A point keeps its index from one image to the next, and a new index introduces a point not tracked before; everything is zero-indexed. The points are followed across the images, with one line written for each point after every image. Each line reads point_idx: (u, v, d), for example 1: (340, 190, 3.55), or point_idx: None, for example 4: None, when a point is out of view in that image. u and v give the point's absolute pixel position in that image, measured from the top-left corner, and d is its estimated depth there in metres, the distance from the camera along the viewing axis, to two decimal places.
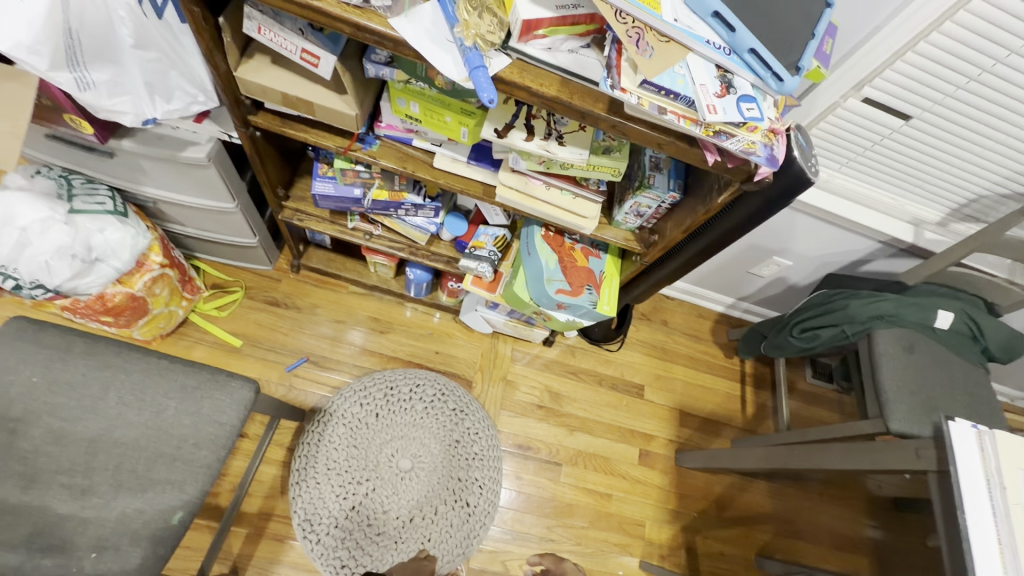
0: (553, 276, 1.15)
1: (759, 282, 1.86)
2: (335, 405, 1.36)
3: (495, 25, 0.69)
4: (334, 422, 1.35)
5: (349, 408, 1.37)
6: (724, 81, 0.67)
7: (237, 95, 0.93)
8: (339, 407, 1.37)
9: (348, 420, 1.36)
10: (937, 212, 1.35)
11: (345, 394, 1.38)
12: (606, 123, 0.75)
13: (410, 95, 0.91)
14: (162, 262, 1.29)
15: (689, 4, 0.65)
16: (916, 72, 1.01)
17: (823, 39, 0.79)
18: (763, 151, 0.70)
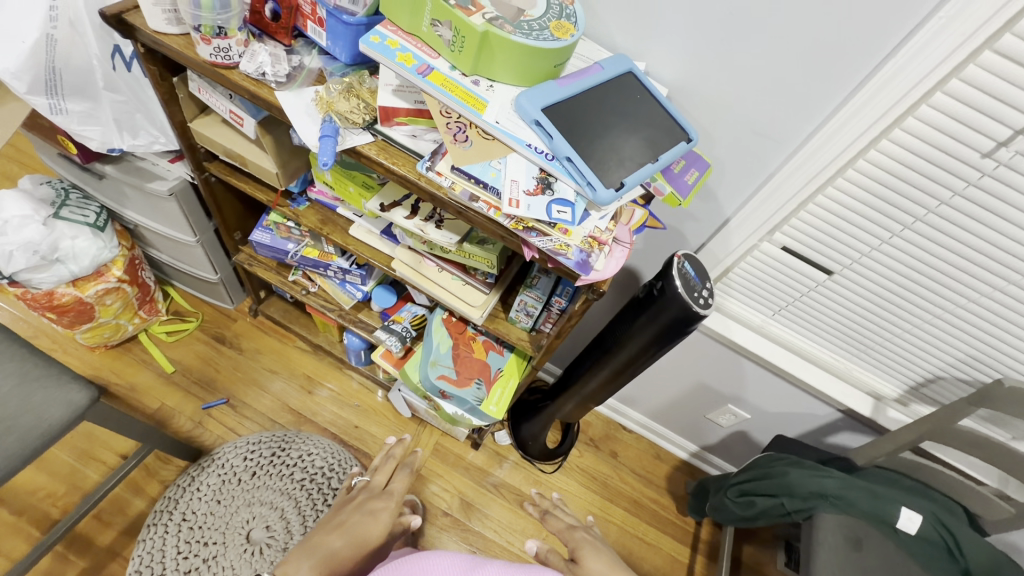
0: (440, 360, 1.13)
1: (719, 432, 1.68)
2: (220, 451, 1.32)
3: (360, 108, 0.78)
4: (212, 469, 1.30)
5: (232, 459, 1.32)
6: (542, 182, 0.69)
7: (193, 143, 1.08)
8: (223, 455, 1.32)
9: (225, 471, 1.30)
10: (894, 386, 1.19)
11: (235, 444, 1.35)
12: (453, 208, 0.74)
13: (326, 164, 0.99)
14: (121, 277, 1.42)
15: (516, 112, 0.70)
16: (820, 225, 0.96)
17: (687, 170, 0.82)
18: (576, 255, 0.70)
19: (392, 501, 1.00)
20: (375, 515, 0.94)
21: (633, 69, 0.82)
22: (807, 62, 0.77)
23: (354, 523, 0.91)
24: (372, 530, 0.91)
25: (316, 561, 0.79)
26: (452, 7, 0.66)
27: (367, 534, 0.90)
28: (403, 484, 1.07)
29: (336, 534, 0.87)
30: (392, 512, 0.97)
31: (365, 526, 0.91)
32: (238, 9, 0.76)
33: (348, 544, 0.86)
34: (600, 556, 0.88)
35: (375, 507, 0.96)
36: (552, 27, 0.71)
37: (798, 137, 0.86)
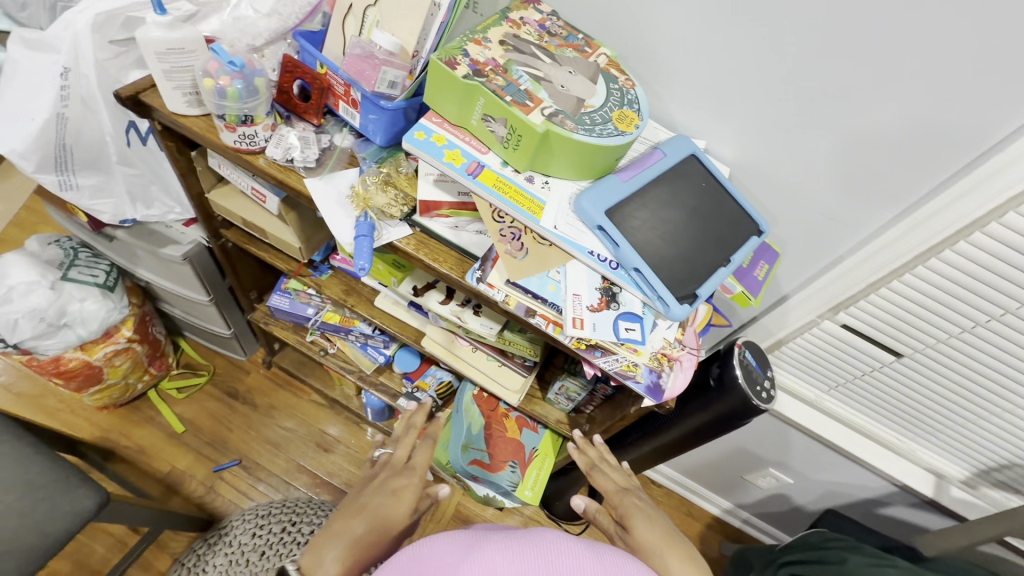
0: (472, 443, 1.05)
1: (757, 493, 1.58)
2: (232, 525, 1.26)
3: (398, 199, 0.71)
4: (222, 547, 1.23)
5: (242, 534, 1.24)
6: (607, 293, 0.62)
7: (210, 212, 1.02)
8: (234, 529, 1.26)
9: (234, 550, 1.22)
10: (961, 469, 1.10)
11: (247, 516, 1.28)
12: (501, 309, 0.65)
13: None
14: (130, 337, 1.36)
15: (575, 215, 0.63)
16: (892, 309, 0.88)
17: (757, 263, 0.74)
18: (647, 377, 0.63)
19: (417, 477, 0.71)
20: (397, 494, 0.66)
21: (696, 152, 0.73)
22: (894, 150, 0.71)
23: (376, 502, 0.64)
24: (399, 515, 0.64)
25: (342, 557, 0.56)
26: (508, 105, 0.59)
27: (391, 521, 0.62)
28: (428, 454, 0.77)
29: (357, 520, 0.61)
30: (417, 489, 0.69)
31: (389, 508, 0.64)
32: (265, 94, 0.70)
33: (372, 534, 0.60)
34: (656, 525, 0.66)
35: (400, 486, 0.68)
36: (616, 119, 0.64)
37: (874, 223, 0.80)
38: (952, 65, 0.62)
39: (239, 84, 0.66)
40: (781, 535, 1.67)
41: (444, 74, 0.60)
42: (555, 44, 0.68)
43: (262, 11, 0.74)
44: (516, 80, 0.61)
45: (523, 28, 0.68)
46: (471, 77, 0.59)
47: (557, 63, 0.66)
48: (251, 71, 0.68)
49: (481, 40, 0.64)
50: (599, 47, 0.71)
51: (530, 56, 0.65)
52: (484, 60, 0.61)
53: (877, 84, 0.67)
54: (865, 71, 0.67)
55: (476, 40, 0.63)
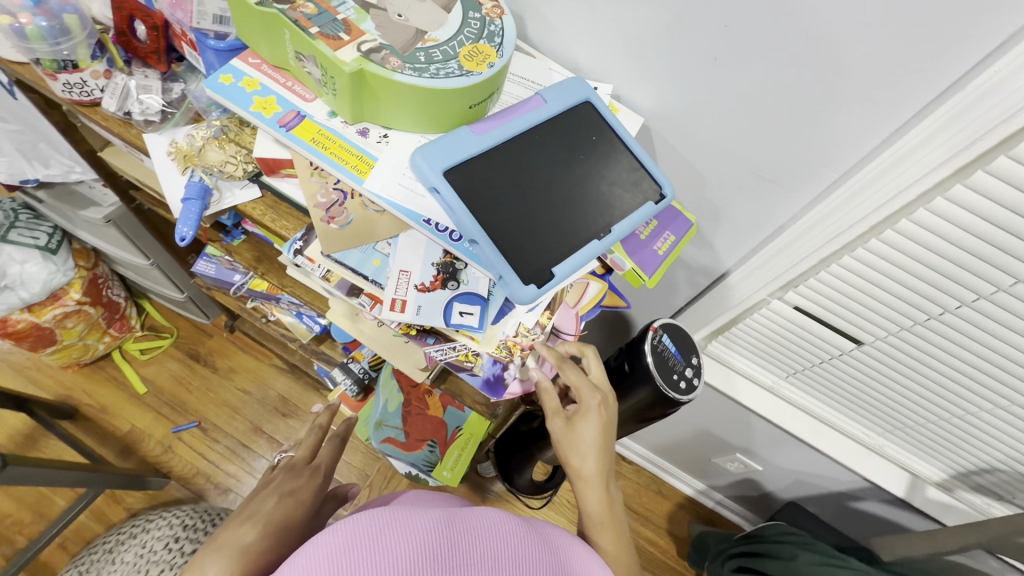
0: (386, 421, 1.01)
1: (727, 477, 1.49)
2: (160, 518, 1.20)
3: (241, 157, 0.62)
4: (140, 536, 1.17)
5: (163, 530, 1.16)
6: (445, 270, 0.52)
7: (113, 173, 0.97)
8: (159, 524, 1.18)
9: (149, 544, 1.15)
10: (935, 469, 0.97)
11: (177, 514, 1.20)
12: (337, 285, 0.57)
13: None
14: (80, 300, 1.36)
15: (412, 175, 0.53)
16: (846, 290, 0.74)
17: (660, 235, 0.63)
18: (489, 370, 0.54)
19: (295, 501, 0.58)
20: (282, 500, 0.57)
21: (588, 98, 0.61)
22: (828, 96, 0.57)
23: (258, 516, 0.54)
24: (292, 527, 0.55)
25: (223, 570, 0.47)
26: (312, 38, 0.48)
27: (290, 523, 0.55)
28: (312, 486, 0.63)
29: (243, 529, 0.51)
30: (297, 511, 0.57)
31: (281, 518, 0.55)
32: (85, 32, 0.60)
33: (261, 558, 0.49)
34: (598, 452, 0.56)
35: (298, 487, 0.61)
36: (463, 55, 0.52)
37: (819, 186, 0.66)
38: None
39: (41, 23, 0.57)
40: (756, 520, 1.57)
41: (239, 1, 0.49)
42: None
43: None
44: (334, 8, 0.50)
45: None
46: (269, 4, 0.48)
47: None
48: (60, 6, 0.58)
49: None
50: None
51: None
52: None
53: (797, 11, 0.53)
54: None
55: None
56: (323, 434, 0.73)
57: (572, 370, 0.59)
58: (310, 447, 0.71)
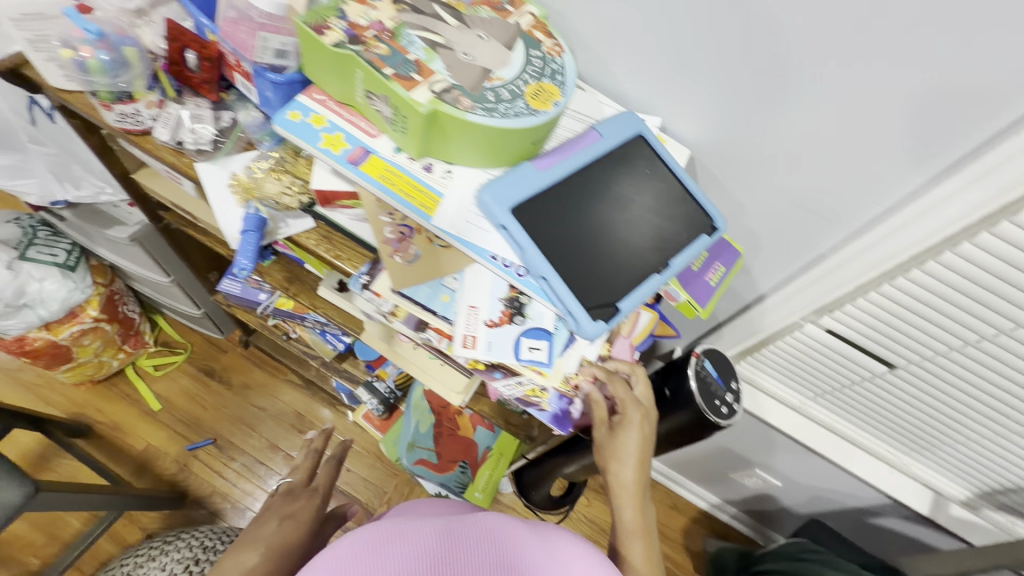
0: (419, 443, 1.01)
1: (744, 492, 1.49)
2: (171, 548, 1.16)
3: (296, 188, 0.62)
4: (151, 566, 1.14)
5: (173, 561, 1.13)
6: (511, 304, 0.53)
7: (144, 194, 0.96)
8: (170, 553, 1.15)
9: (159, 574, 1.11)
10: (961, 488, 0.99)
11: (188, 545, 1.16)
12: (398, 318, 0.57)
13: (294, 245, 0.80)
14: (97, 317, 1.35)
15: (478, 211, 0.53)
16: (883, 318, 0.76)
17: (711, 266, 0.64)
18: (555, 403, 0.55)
19: (296, 521, 0.71)
20: (283, 522, 0.70)
21: (641, 132, 0.61)
22: (878, 134, 0.58)
23: (262, 536, 0.65)
24: (293, 540, 0.67)
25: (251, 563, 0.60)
26: (387, 80, 0.49)
27: (290, 537, 0.67)
28: (309, 507, 0.76)
29: (250, 545, 0.62)
30: (296, 528, 0.70)
31: (285, 532, 0.67)
32: (141, 66, 0.62)
33: (268, 562, 0.60)
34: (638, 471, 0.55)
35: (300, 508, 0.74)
36: (529, 94, 0.53)
37: (862, 219, 0.67)
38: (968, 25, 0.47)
39: (102, 56, 0.58)
40: (772, 535, 1.58)
41: (313, 42, 0.50)
42: (467, 3, 0.57)
43: None
44: (404, 48, 0.51)
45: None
46: (344, 45, 0.49)
47: (465, 26, 0.55)
48: (120, 40, 0.60)
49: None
50: (525, 4, 0.59)
51: (429, 17, 0.54)
52: (365, 23, 0.51)
53: (852, 53, 0.54)
54: (861, 29, 0.52)
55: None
56: (316, 466, 0.88)
57: (618, 385, 0.55)
58: (307, 471, 0.86)
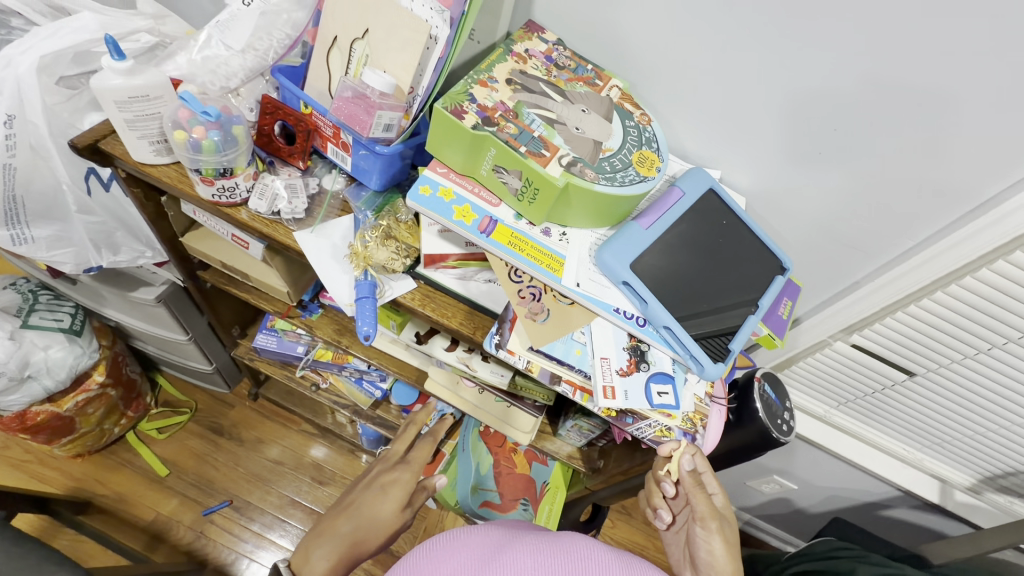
0: (481, 483, 1.10)
1: (761, 498, 1.57)
2: None
3: (400, 251, 0.66)
4: None
5: None
6: (635, 353, 0.59)
7: (187, 255, 0.94)
8: None
9: None
10: (965, 475, 1.11)
11: None
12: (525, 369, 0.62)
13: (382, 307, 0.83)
14: (103, 383, 1.26)
15: (599, 271, 0.59)
16: (908, 332, 0.86)
17: (780, 300, 0.72)
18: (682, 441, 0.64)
19: (381, 508, 0.62)
20: (374, 502, 0.62)
21: (714, 187, 0.67)
22: (908, 183, 0.69)
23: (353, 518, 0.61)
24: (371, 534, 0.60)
25: (330, 556, 0.57)
26: (524, 157, 0.54)
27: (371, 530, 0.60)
28: (399, 497, 0.63)
29: (338, 528, 0.60)
30: (378, 521, 0.61)
31: (366, 525, 0.60)
32: (245, 143, 0.63)
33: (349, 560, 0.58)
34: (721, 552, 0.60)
35: (392, 483, 0.64)
36: (636, 162, 0.59)
37: (894, 252, 0.77)
38: (999, 96, 0.58)
39: (215, 136, 0.60)
40: (788, 536, 1.66)
41: (450, 124, 0.54)
42: (565, 79, 0.63)
43: (235, 48, 0.67)
44: (528, 125, 0.56)
45: (530, 62, 0.63)
46: (481, 127, 0.54)
47: (570, 101, 0.61)
48: (228, 119, 0.61)
49: (487, 80, 0.59)
50: (610, 78, 0.66)
51: (539, 95, 0.60)
52: (492, 104, 0.56)
53: (889, 122, 0.65)
54: (911, 98, 0.62)
55: (482, 81, 0.59)
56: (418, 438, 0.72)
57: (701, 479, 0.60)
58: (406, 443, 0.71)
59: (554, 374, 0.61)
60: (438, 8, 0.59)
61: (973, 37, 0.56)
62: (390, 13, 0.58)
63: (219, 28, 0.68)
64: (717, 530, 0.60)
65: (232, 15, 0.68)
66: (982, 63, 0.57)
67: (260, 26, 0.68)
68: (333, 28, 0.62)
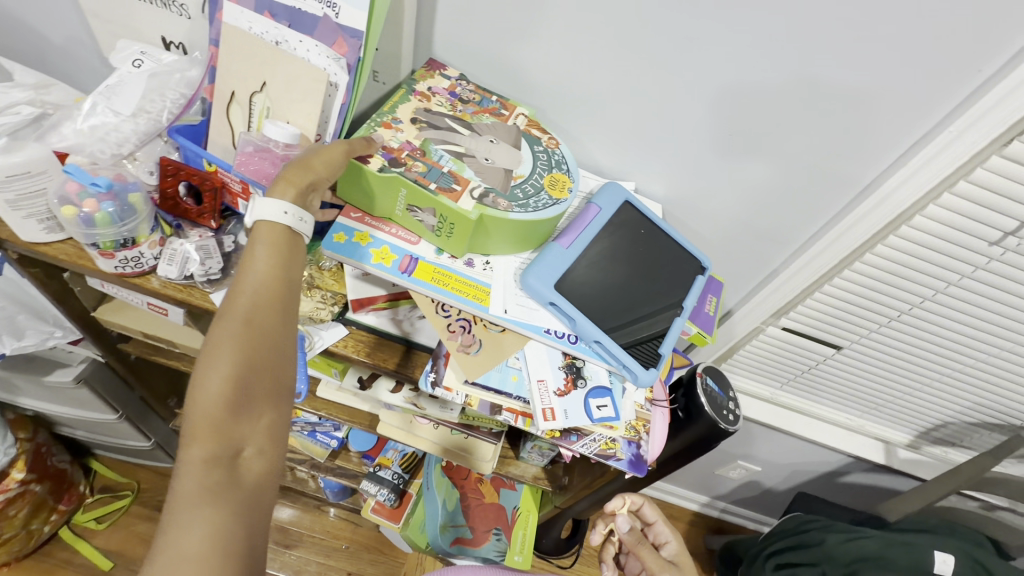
0: (450, 521, 1.09)
1: (731, 486, 1.62)
2: None
3: (327, 299, 0.64)
4: None
5: None
6: (571, 371, 0.61)
7: (104, 329, 0.88)
8: None
9: None
10: (904, 433, 1.19)
11: None
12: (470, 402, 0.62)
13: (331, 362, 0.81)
14: (24, 479, 1.15)
15: (525, 294, 0.60)
16: (828, 309, 0.92)
17: (706, 298, 0.76)
18: (628, 450, 0.65)
19: (232, 359, 0.42)
20: (208, 361, 0.42)
21: (629, 199, 0.70)
22: (800, 174, 0.75)
23: (197, 404, 0.41)
24: (251, 401, 0.42)
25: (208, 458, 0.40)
26: (434, 194, 0.55)
27: (250, 394, 0.42)
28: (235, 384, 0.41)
29: (192, 446, 0.40)
30: (240, 378, 0.41)
31: (231, 407, 0.41)
32: (145, 209, 0.61)
33: (250, 474, 0.41)
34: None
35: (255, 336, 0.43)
36: (548, 185, 0.61)
37: (801, 238, 0.83)
38: (863, 87, 0.64)
39: (108, 207, 0.57)
40: (763, 518, 1.71)
41: (357, 169, 0.55)
42: (471, 112, 0.65)
43: (123, 112, 0.65)
44: (436, 162, 0.58)
45: (434, 99, 0.64)
46: (387, 169, 0.55)
47: (477, 133, 0.62)
48: (123, 186, 0.59)
49: (391, 121, 0.60)
50: (516, 106, 0.68)
51: (446, 131, 0.61)
52: (398, 145, 0.58)
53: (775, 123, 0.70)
54: (789, 99, 0.67)
55: (386, 123, 0.60)
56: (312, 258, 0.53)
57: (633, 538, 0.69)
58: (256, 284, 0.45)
59: (494, 404, 0.63)
60: (333, 56, 0.58)
61: (834, 37, 0.61)
62: (287, 65, 0.58)
63: (104, 95, 0.65)
64: None
65: (120, 79, 0.66)
66: (846, 59, 0.62)
67: (150, 88, 0.66)
68: (229, 83, 0.61)
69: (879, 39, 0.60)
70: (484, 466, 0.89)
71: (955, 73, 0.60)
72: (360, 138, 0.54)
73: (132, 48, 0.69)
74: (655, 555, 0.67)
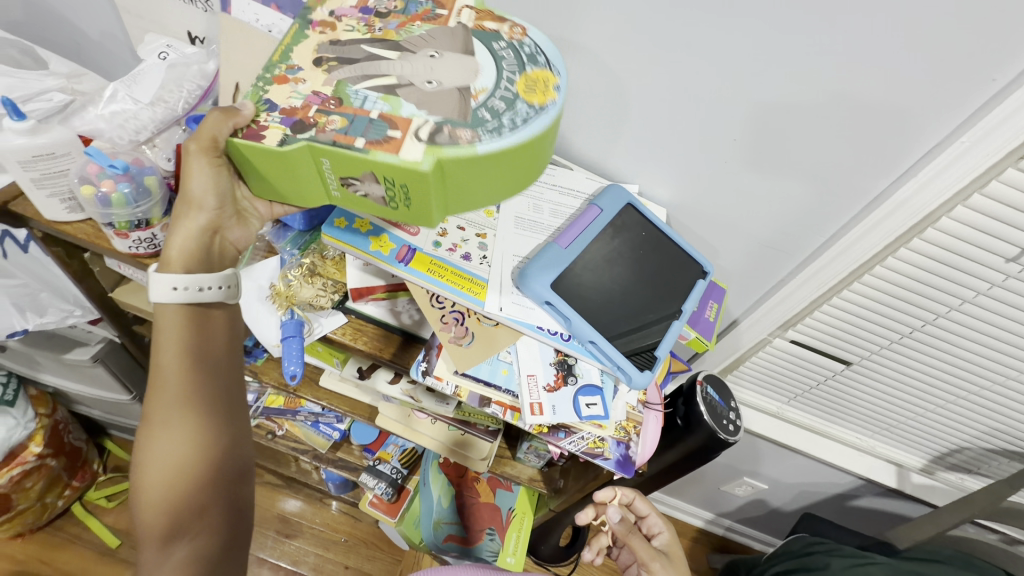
0: (444, 517, 1.10)
1: (737, 503, 1.58)
2: None
3: (329, 287, 0.66)
4: None
5: None
6: (562, 367, 0.62)
7: (120, 310, 0.91)
8: None
9: None
10: (918, 457, 1.15)
11: None
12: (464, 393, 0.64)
13: (333, 352, 0.84)
14: (41, 453, 1.19)
15: (522, 291, 0.61)
16: (837, 322, 0.90)
17: (706, 304, 0.75)
18: (615, 450, 0.66)
19: (170, 433, 0.53)
20: (151, 439, 0.52)
21: (633, 201, 0.69)
22: (806, 182, 0.74)
23: (148, 475, 0.52)
24: (192, 460, 0.53)
25: (167, 512, 0.51)
26: (364, 151, 0.44)
27: (191, 454, 0.53)
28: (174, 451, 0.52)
29: (150, 507, 0.51)
30: (180, 444, 0.53)
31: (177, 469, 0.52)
32: (160, 193, 0.63)
33: (208, 512, 0.53)
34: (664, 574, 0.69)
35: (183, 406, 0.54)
36: (522, 90, 0.49)
37: (809, 248, 0.82)
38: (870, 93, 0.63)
39: (124, 188, 0.60)
40: (769, 538, 1.66)
41: (260, 151, 0.47)
42: (394, 27, 0.53)
43: (143, 101, 0.68)
44: (361, 108, 0.47)
45: (341, 25, 0.53)
46: (294, 138, 0.46)
47: (411, 53, 0.50)
48: (139, 171, 0.62)
49: (289, 71, 0.50)
50: (453, 0, 0.55)
51: (365, 61, 0.50)
52: (301, 102, 0.48)
53: (780, 129, 0.69)
54: (792, 104, 0.67)
55: (281, 77, 0.50)
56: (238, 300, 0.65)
57: (624, 529, 0.73)
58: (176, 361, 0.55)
59: (484, 396, 0.65)
60: None
61: (842, 44, 0.60)
62: None
63: (126, 84, 0.69)
64: (660, 568, 0.70)
65: (142, 70, 0.70)
66: (853, 67, 0.61)
67: (168, 80, 0.69)
68: (234, 73, 0.62)
69: (885, 48, 0.59)
70: (481, 463, 0.89)
71: (966, 82, 0.59)
72: (213, 112, 0.48)
73: (159, 41, 0.73)
74: (647, 547, 0.72)
